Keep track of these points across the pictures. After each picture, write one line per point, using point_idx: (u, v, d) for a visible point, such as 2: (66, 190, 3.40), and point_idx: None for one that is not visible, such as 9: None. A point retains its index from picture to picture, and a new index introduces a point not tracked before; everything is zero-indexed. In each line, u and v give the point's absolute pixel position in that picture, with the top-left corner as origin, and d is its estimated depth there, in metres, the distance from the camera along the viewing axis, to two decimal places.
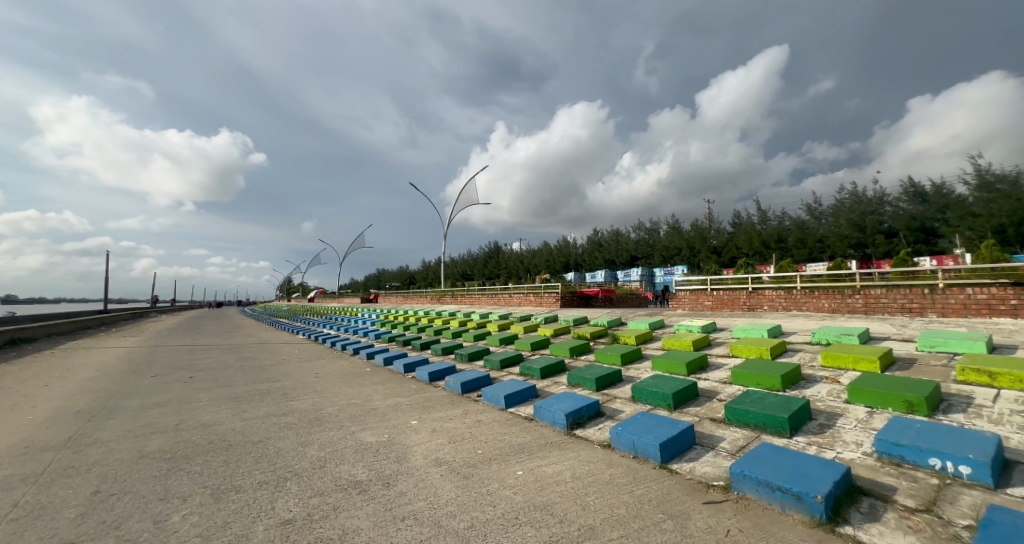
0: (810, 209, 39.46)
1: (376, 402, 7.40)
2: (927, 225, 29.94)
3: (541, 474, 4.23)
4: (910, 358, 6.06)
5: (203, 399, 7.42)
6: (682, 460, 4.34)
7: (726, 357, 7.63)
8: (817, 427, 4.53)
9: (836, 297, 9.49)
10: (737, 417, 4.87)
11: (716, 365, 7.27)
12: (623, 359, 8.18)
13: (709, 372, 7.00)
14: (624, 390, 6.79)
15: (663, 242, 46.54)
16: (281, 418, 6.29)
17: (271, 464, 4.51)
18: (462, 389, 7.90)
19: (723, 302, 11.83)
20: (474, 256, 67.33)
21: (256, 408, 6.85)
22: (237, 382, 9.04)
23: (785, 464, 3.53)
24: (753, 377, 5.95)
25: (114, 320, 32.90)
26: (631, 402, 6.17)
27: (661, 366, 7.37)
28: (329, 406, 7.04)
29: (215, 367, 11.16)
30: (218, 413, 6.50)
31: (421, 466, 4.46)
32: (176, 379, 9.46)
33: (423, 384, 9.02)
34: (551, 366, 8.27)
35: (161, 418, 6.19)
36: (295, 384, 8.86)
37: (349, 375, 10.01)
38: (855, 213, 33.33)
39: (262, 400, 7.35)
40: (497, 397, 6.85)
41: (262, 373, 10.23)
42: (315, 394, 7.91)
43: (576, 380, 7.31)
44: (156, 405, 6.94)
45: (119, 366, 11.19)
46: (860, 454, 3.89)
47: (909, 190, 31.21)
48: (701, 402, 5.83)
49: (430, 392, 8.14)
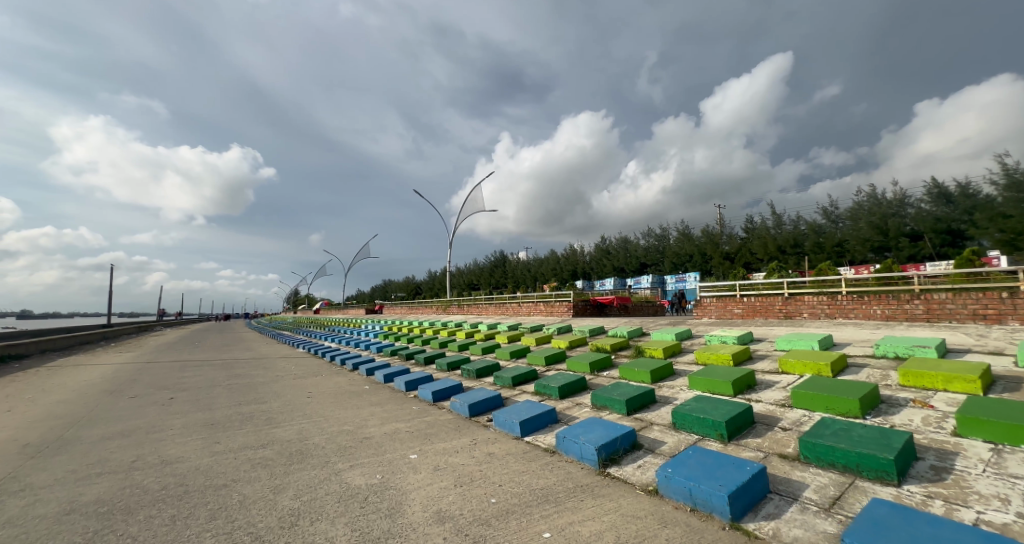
0: (826, 212, 38.21)
1: (371, 429, 6.42)
2: (953, 227, 28.51)
3: (575, 538, 3.22)
4: (1015, 376, 4.98)
5: (174, 428, 6.48)
6: (758, 517, 3.32)
7: (775, 373, 6.58)
8: (932, 471, 3.48)
9: (890, 303, 8.44)
10: (816, 454, 3.85)
11: (766, 383, 6.23)
12: (653, 376, 7.17)
13: (759, 392, 5.96)
14: (659, 414, 5.78)
15: (673, 248, 45.56)
16: (258, 453, 5.35)
17: (228, 522, 3.54)
18: (470, 412, 6.91)
19: (755, 310, 10.78)
20: (480, 266, 66.80)
21: (230, 439, 5.89)
22: (219, 406, 8.10)
23: (925, 536, 2.51)
24: (821, 400, 4.90)
25: (115, 334, 32.36)
26: (672, 430, 5.16)
27: (701, 384, 6.34)
28: (317, 436, 6.08)
29: (203, 386, 10.32)
30: (187, 445, 5.58)
31: (419, 525, 3.47)
32: (155, 401, 8.56)
33: (426, 404, 8.04)
34: (571, 384, 7.28)
35: (118, 452, 5.30)
36: (283, 408, 7.91)
37: (344, 395, 9.04)
38: (875, 216, 32.11)
39: (239, 430, 6.39)
40: (512, 423, 5.87)
41: (251, 393, 9.35)
42: (302, 420, 6.93)
43: (603, 401, 6.32)
44: (118, 436, 6.01)
45: (99, 386, 10.38)
46: (1014, 517, 2.83)
47: (932, 190, 29.72)
48: (760, 431, 4.79)
49: (434, 416, 7.14)
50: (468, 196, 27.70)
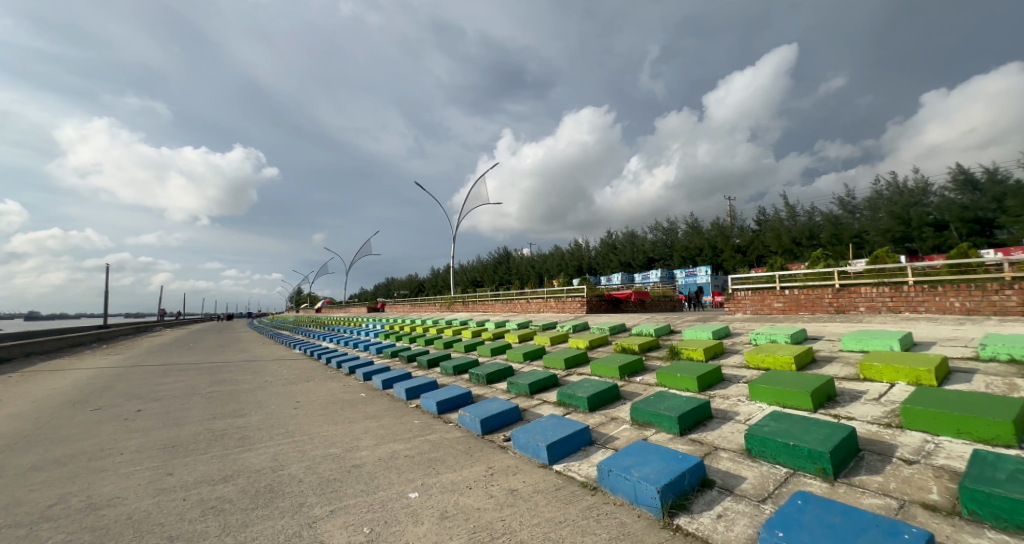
0: (843, 203, 36.70)
1: (364, 452, 5.26)
2: (980, 216, 26.95)
3: None
4: None
5: (124, 453, 5.34)
6: None
7: (857, 380, 5.36)
8: None
9: (972, 295, 7.21)
10: (994, 512, 2.63)
11: (851, 393, 5.03)
12: (701, 384, 5.99)
13: (844, 405, 4.77)
14: (723, 435, 4.58)
15: (682, 242, 44.28)
16: (216, 492, 4.20)
17: None
18: (483, 428, 5.76)
19: (800, 304, 9.55)
20: (484, 263, 65.69)
21: (188, 470, 4.74)
22: (190, 421, 6.95)
23: None
24: (949, 421, 3.70)
25: (110, 334, 31.65)
26: (749, 460, 3.95)
27: (767, 395, 5.15)
28: (296, 462, 4.94)
29: (181, 394, 9.24)
30: (129, 481, 4.45)
31: None
32: (118, 416, 7.42)
33: (430, 417, 6.90)
34: (603, 393, 6.12)
35: (37, 492, 4.17)
36: (262, 424, 6.75)
37: (336, 406, 7.89)
38: (896, 205, 30.64)
39: (203, 456, 5.24)
40: (536, 446, 4.70)
41: (230, 404, 8.21)
42: (282, 441, 5.78)
43: (646, 417, 5.15)
44: (50, 467, 4.86)
45: (64, 397, 9.24)
46: None
47: (957, 177, 28.04)
48: (876, 463, 3.55)
49: (440, 434, 5.98)
50: (471, 189, 26.57)
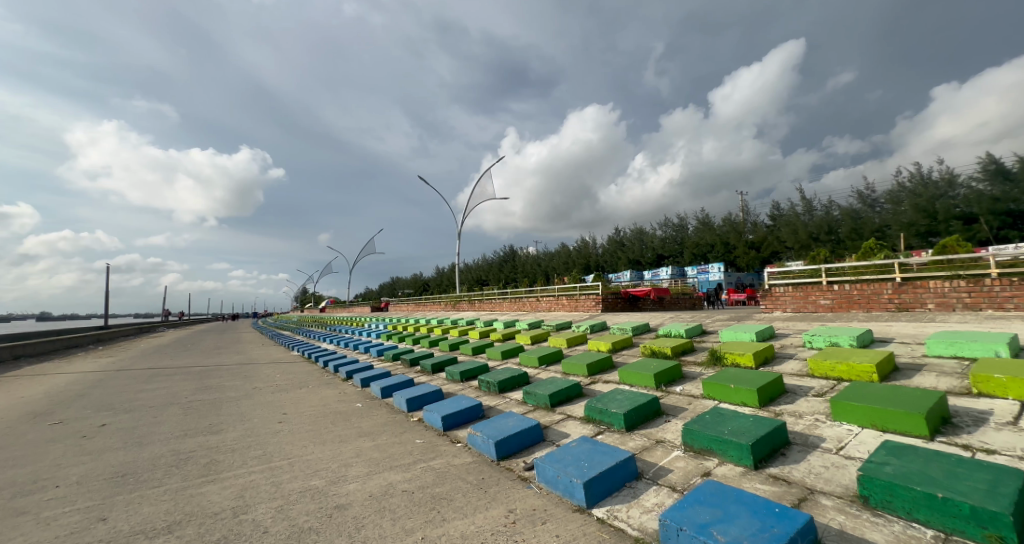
0: (862, 196, 35.21)
1: (352, 487, 4.21)
2: (1013, 208, 25.41)
3: None
4: None
5: (57, 487, 4.32)
6: None
7: (969, 396, 4.24)
8: None
9: None
10: None
11: (969, 414, 3.93)
12: (762, 397, 4.91)
13: (969, 431, 3.66)
14: (817, 472, 3.48)
15: (693, 239, 42.89)
16: None
17: None
18: (498, 453, 4.72)
19: (852, 301, 8.42)
20: (489, 262, 64.63)
21: (126, 514, 3.72)
22: (154, 440, 5.94)
23: None
24: None
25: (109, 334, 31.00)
26: (873, 516, 2.85)
27: (859, 415, 4.04)
28: (265, 502, 3.91)
29: (158, 405, 8.26)
30: (46, 530, 3.45)
31: None
32: (75, 432, 6.42)
33: (434, 435, 5.87)
34: (641, 408, 5.06)
35: None
36: (238, 443, 5.73)
37: (327, 420, 6.86)
38: (921, 198, 29.11)
39: (151, 491, 4.21)
40: (569, 483, 3.65)
41: (208, 417, 7.20)
42: (255, 468, 4.76)
43: (705, 443, 4.06)
44: None
45: (29, 407, 8.30)
46: None
47: (987, 166, 26.43)
48: None
49: (446, 458, 4.93)
50: (476, 183, 25.51)
